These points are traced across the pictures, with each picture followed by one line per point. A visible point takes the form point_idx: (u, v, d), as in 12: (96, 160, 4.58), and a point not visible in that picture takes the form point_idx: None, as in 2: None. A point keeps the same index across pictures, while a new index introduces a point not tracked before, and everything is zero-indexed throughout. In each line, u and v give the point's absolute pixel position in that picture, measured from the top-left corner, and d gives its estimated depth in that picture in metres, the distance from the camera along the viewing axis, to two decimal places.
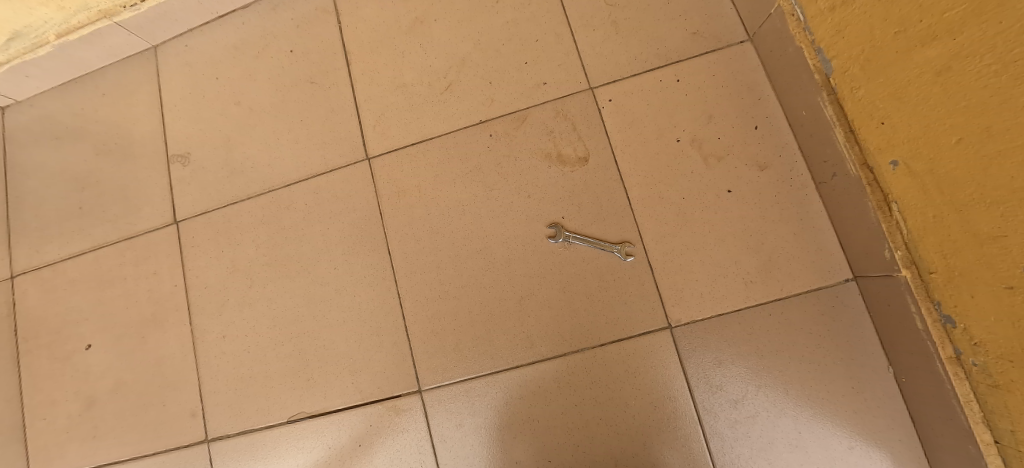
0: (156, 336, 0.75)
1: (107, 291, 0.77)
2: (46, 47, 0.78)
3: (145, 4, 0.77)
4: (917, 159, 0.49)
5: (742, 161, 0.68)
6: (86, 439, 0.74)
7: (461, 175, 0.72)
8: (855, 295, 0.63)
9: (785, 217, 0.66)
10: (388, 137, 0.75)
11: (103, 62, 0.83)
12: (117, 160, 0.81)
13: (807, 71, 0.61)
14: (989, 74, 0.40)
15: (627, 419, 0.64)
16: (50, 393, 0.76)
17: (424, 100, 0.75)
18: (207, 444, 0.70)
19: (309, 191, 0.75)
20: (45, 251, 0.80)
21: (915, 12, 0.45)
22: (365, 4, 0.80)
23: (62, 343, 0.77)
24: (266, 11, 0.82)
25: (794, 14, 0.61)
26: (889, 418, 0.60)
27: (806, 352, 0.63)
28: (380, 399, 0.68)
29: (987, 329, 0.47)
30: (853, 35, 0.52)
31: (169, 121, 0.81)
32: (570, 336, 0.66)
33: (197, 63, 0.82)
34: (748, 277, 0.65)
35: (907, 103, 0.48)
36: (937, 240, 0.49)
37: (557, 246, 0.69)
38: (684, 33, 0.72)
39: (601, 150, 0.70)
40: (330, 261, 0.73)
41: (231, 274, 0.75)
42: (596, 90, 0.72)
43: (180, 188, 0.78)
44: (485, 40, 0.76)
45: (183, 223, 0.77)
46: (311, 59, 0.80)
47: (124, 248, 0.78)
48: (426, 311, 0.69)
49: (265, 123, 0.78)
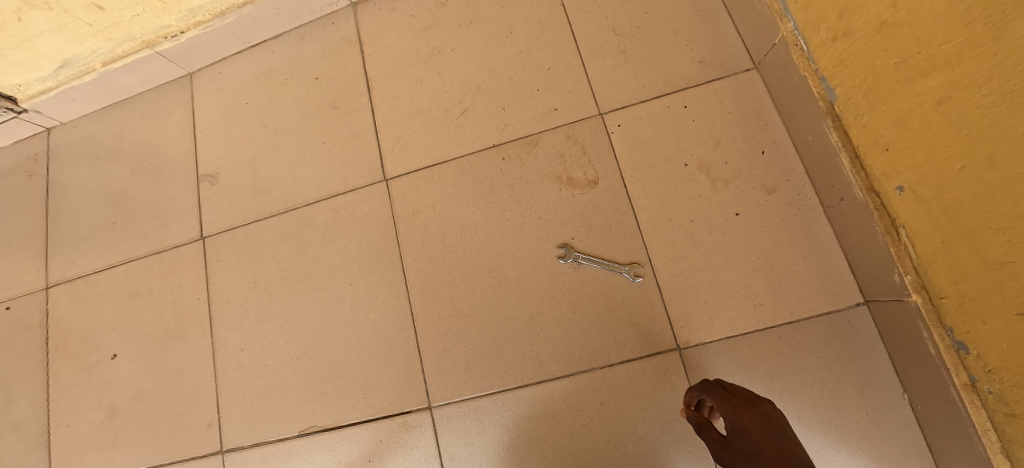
0: (179, 347, 0.78)
1: (135, 302, 0.81)
2: (93, 74, 0.84)
3: (184, 35, 0.82)
4: (922, 185, 0.50)
5: (750, 185, 0.69)
6: (107, 447, 0.76)
7: (474, 195, 0.75)
8: (867, 319, 0.63)
9: (793, 240, 0.66)
10: (404, 159, 0.78)
11: (143, 87, 0.89)
12: (151, 178, 0.86)
13: (812, 99, 0.62)
14: (987, 104, 0.41)
15: (635, 441, 0.64)
16: (75, 401, 0.78)
17: (440, 125, 0.79)
18: (221, 455, 0.72)
19: (328, 210, 0.78)
20: (78, 264, 0.84)
21: (913, 44, 0.46)
22: (386, 34, 0.85)
23: (88, 352, 0.80)
24: (294, 41, 0.87)
25: (798, 44, 0.63)
26: (906, 446, 0.59)
27: (818, 377, 0.62)
28: (391, 415, 0.69)
29: (1001, 356, 0.46)
30: (854, 65, 0.54)
31: (201, 142, 0.86)
32: (580, 356, 0.67)
33: (229, 88, 0.87)
34: (757, 300, 0.65)
35: (910, 131, 0.50)
36: (947, 266, 0.50)
37: (567, 266, 0.70)
38: (691, 61, 0.75)
39: (610, 174, 0.72)
40: (347, 278, 0.75)
41: (251, 288, 0.77)
42: (606, 116, 0.74)
43: (208, 206, 0.82)
44: (499, 68, 0.79)
45: (209, 239, 0.81)
46: (335, 86, 0.84)
47: (153, 262, 0.82)
48: (438, 328, 0.71)
49: (289, 146, 0.82)
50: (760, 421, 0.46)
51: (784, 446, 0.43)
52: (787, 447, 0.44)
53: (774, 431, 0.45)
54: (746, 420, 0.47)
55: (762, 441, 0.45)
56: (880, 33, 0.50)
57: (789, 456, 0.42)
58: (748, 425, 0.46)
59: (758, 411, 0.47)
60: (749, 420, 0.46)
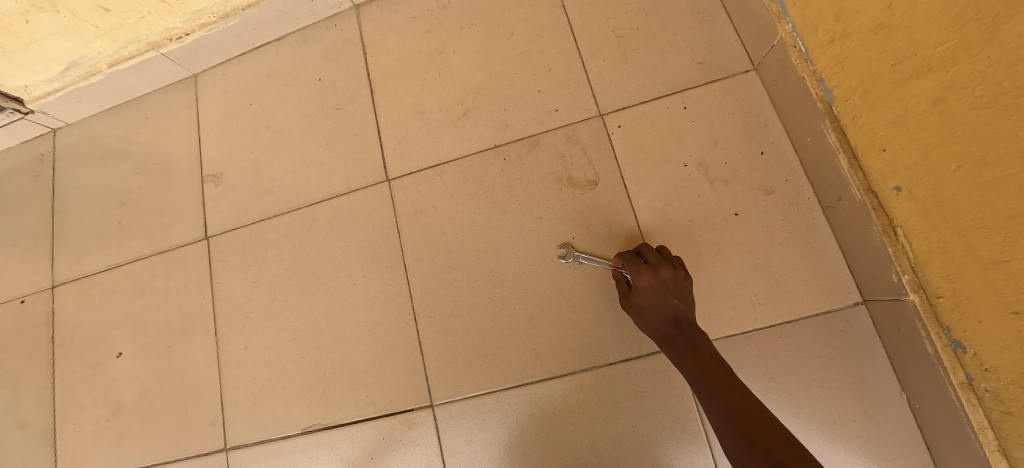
0: (183, 345, 0.78)
1: (139, 301, 0.82)
2: (98, 75, 0.85)
3: (189, 37, 0.83)
4: (918, 185, 0.50)
5: (749, 185, 0.70)
6: (112, 444, 0.77)
7: (475, 195, 0.75)
8: (864, 318, 0.63)
9: (792, 240, 0.67)
10: (407, 160, 0.79)
11: (147, 88, 0.90)
12: (156, 178, 0.87)
13: (810, 100, 0.63)
14: (980, 105, 0.42)
15: (635, 439, 0.64)
16: (80, 399, 0.79)
17: (442, 125, 0.79)
18: (225, 453, 0.73)
19: (331, 210, 0.79)
20: (84, 263, 0.85)
21: (909, 46, 0.47)
22: (388, 36, 0.86)
23: (94, 350, 0.81)
24: (297, 43, 0.88)
25: (796, 45, 0.64)
26: (903, 444, 0.59)
27: (816, 375, 0.63)
28: (393, 413, 0.70)
29: (997, 354, 0.47)
30: (851, 66, 0.55)
31: (205, 142, 0.87)
32: (580, 354, 0.68)
33: (232, 89, 0.88)
34: (756, 299, 0.66)
35: (906, 131, 0.50)
36: (943, 265, 0.50)
37: (567, 266, 0.71)
38: (690, 62, 0.75)
39: (610, 174, 0.73)
40: (349, 277, 0.76)
41: (255, 287, 0.78)
42: (606, 117, 0.75)
43: (212, 205, 0.83)
44: (501, 69, 0.80)
45: (212, 239, 0.82)
46: (337, 87, 0.85)
47: (157, 261, 0.83)
48: (440, 327, 0.72)
49: (293, 147, 0.83)
50: (656, 281, 0.61)
51: (668, 303, 0.61)
52: (671, 303, 0.61)
53: (662, 289, 0.61)
54: (643, 279, 0.62)
55: (654, 296, 0.61)
56: (876, 35, 0.50)
57: (668, 310, 0.61)
58: (644, 284, 0.62)
59: (656, 273, 0.62)
60: (645, 282, 0.62)
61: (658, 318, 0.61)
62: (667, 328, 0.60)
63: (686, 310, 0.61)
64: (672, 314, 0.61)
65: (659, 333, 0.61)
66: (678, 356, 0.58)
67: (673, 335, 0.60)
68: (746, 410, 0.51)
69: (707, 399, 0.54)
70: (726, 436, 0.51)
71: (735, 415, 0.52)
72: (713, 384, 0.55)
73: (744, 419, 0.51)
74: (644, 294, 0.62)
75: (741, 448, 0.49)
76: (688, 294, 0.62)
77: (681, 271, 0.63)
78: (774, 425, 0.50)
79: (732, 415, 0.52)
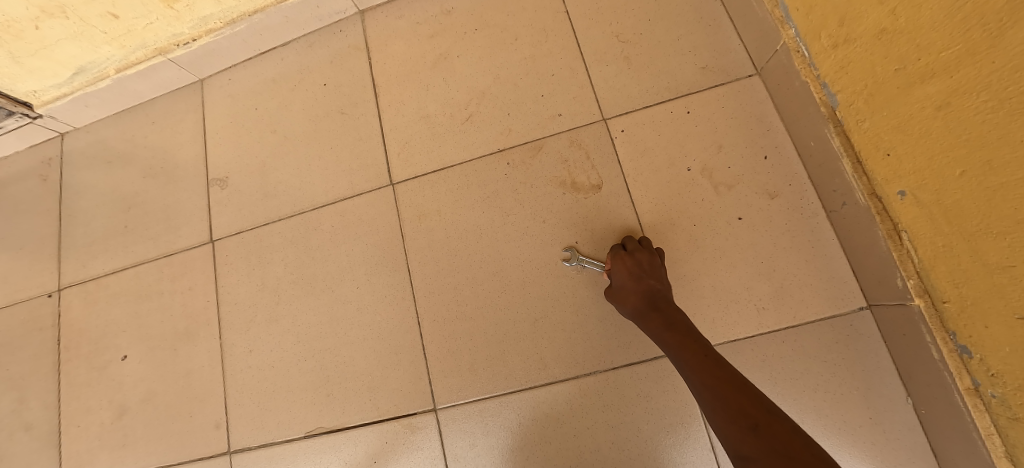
0: (188, 349, 0.79)
1: (145, 304, 0.82)
2: (106, 80, 0.86)
3: (196, 42, 0.84)
4: (923, 190, 0.50)
5: (752, 189, 0.70)
6: (116, 447, 0.77)
7: (479, 200, 0.76)
8: (870, 323, 0.63)
9: (796, 244, 0.67)
10: (411, 164, 0.79)
11: (154, 93, 0.91)
12: (162, 182, 0.87)
13: (814, 105, 0.63)
14: (986, 110, 0.42)
15: (639, 444, 0.64)
16: (85, 401, 0.80)
17: (446, 130, 0.80)
18: (228, 456, 0.73)
19: (335, 213, 0.79)
20: (90, 266, 0.86)
21: (913, 51, 0.47)
22: (393, 41, 0.86)
23: (99, 353, 0.81)
24: (303, 48, 0.89)
25: (799, 50, 0.64)
26: (910, 450, 0.59)
27: (822, 380, 0.63)
28: (396, 417, 0.70)
29: (1004, 360, 0.47)
30: (855, 71, 0.55)
31: (210, 147, 0.87)
32: (583, 359, 0.68)
33: (239, 94, 0.89)
34: (760, 304, 0.66)
35: (910, 136, 0.50)
36: (948, 270, 0.50)
37: (570, 270, 0.71)
38: (694, 67, 0.76)
39: (614, 178, 0.73)
40: (353, 281, 0.76)
41: (260, 291, 0.79)
42: (610, 121, 0.75)
43: (217, 209, 0.84)
44: (505, 74, 0.81)
45: (218, 242, 0.82)
46: (342, 91, 0.85)
47: (163, 264, 0.83)
48: (443, 330, 0.72)
49: (298, 151, 0.84)
50: (631, 264, 0.64)
51: (644, 283, 0.62)
52: (647, 282, 0.62)
53: (637, 270, 0.64)
54: (620, 265, 0.65)
55: (630, 277, 0.63)
56: (880, 40, 0.50)
57: (644, 289, 0.62)
58: (620, 269, 0.65)
59: (631, 257, 0.65)
60: (623, 265, 0.65)
61: (634, 297, 0.62)
62: (642, 304, 0.61)
63: (662, 289, 0.62)
64: (648, 291, 0.62)
65: (636, 313, 0.62)
66: (655, 331, 0.59)
67: (649, 311, 0.60)
68: (727, 369, 0.52)
69: (685, 371, 0.54)
70: (706, 404, 0.51)
71: (709, 381, 0.51)
72: (687, 354, 0.54)
73: (723, 379, 0.51)
74: (620, 277, 0.64)
75: (718, 414, 0.49)
76: (664, 277, 0.64)
77: (657, 257, 0.65)
78: (751, 391, 0.50)
79: (711, 374, 0.52)
